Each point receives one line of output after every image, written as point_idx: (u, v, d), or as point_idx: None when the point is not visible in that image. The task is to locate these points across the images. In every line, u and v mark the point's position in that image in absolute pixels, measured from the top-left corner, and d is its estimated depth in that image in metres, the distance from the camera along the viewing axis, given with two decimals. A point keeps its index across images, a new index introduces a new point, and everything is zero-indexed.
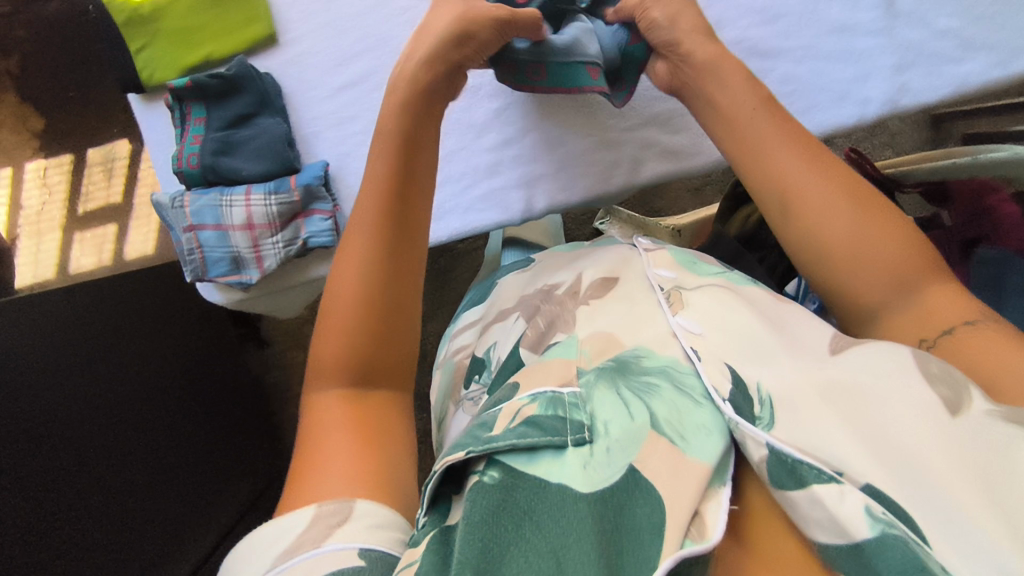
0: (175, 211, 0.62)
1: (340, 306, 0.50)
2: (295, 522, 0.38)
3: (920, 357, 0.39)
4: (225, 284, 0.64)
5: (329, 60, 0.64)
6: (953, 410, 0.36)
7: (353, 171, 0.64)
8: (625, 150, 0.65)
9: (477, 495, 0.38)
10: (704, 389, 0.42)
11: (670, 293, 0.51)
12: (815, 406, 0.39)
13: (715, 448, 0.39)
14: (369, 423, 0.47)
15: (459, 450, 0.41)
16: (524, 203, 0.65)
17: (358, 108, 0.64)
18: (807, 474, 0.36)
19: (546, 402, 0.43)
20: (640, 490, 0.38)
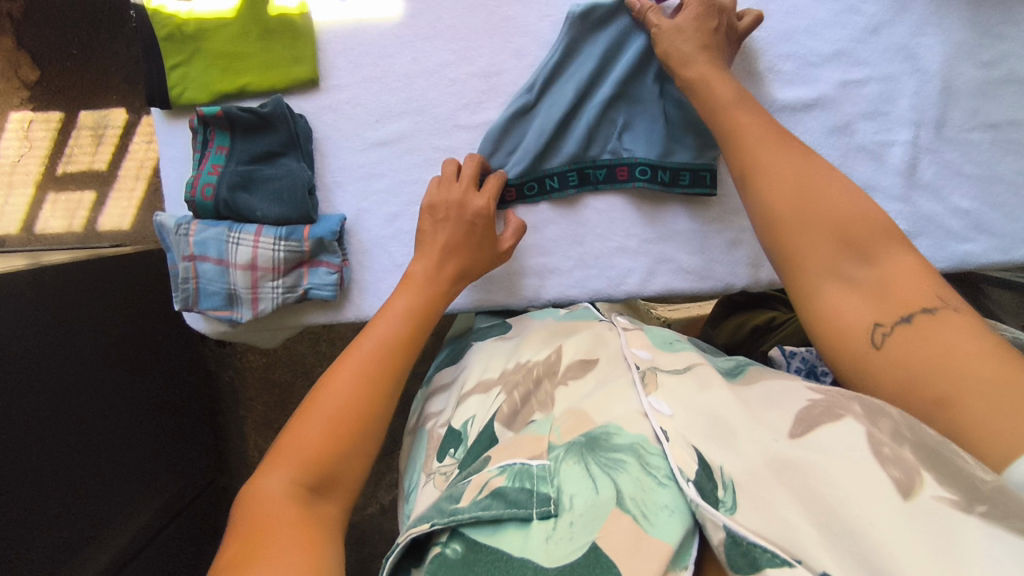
0: (178, 239, 0.60)
1: (327, 409, 0.49)
2: None
3: (876, 440, 0.37)
4: (213, 318, 0.62)
5: (368, 114, 0.63)
6: (905, 494, 0.35)
7: (369, 227, 0.64)
8: (640, 259, 0.65)
9: (437, 571, 0.39)
10: (669, 468, 0.40)
11: (645, 374, 0.49)
12: (774, 486, 0.38)
13: (676, 529, 0.37)
14: (311, 536, 0.42)
15: (423, 523, 0.42)
16: (533, 291, 0.66)
17: (388, 167, 0.64)
18: (761, 557, 0.35)
19: (513, 473, 0.44)
20: (600, 567, 0.36)
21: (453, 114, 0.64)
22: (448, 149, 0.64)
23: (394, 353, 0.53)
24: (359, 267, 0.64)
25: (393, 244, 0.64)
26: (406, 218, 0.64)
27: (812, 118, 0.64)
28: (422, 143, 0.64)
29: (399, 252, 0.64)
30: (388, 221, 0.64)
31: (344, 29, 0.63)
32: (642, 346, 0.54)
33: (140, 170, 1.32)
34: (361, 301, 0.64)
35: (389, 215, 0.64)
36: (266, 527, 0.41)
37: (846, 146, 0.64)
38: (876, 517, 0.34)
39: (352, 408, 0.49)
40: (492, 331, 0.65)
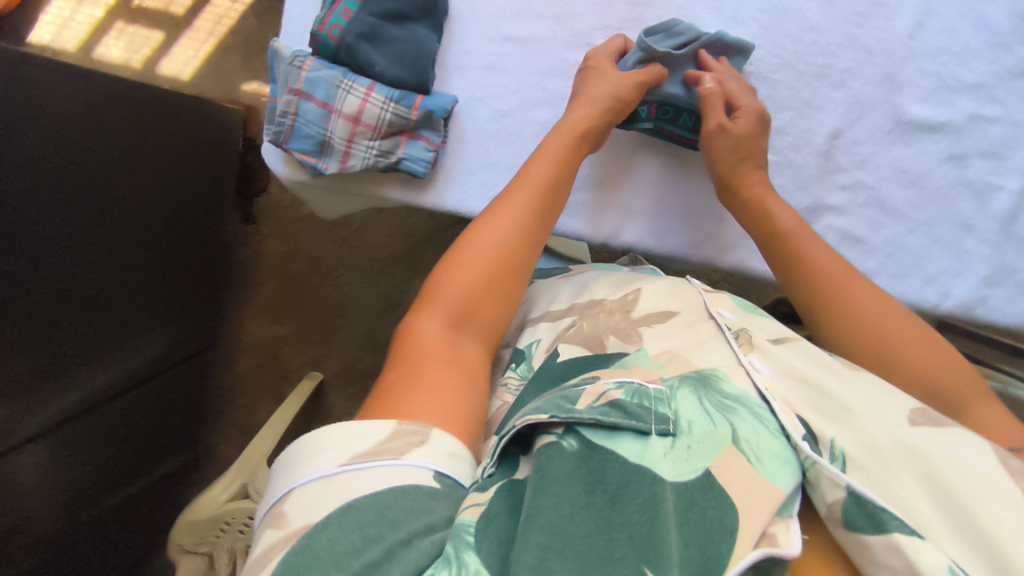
0: (290, 70, 0.59)
1: (480, 268, 0.51)
2: (380, 428, 0.38)
3: (1001, 452, 0.37)
4: (297, 161, 0.60)
5: (508, 8, 0.63)
6: None
7: (473, 117, 0.63)
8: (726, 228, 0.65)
9: (555, 459, 0.37)
10: (778, 423, 0.41)
11: (738, 333, 0.50)
12: (898, 463, 0.38)
13: (790, 478, 0.37)
14: (462, 373, 0.45)
15: (543, 412, 0.39)
16: (612, 229, 0.64)
17: (512, 64, 0.63)
18: (889, 521, 0.34)
19: (631, 390, 0.42)
20: (714, 491, 0.36)
21: (589, 33, 0.64)
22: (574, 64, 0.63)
23: (530, 193, 0.55)
24: (452, 153, 0.63)
25: (493, 141, 0.63)
26: (514, 118, 0.63)
27: (931, 141, 0.64)
28: (552, 51, 0.64)
29: (496, 151, 0.63)
30: (495, 117, 0.63)
31: None
32: (731, 309, 0.54)
33: (215, 26, 1.29)
34: (444, 189, 0.63)
35: (498, 111, 0.63)
36: (421, 359, 0.45)
37: (956, 178, 0.64)
38: (1007, 517, 0.34)
39: (490, 261, 0.52)
40: (561, 274, 0.69)
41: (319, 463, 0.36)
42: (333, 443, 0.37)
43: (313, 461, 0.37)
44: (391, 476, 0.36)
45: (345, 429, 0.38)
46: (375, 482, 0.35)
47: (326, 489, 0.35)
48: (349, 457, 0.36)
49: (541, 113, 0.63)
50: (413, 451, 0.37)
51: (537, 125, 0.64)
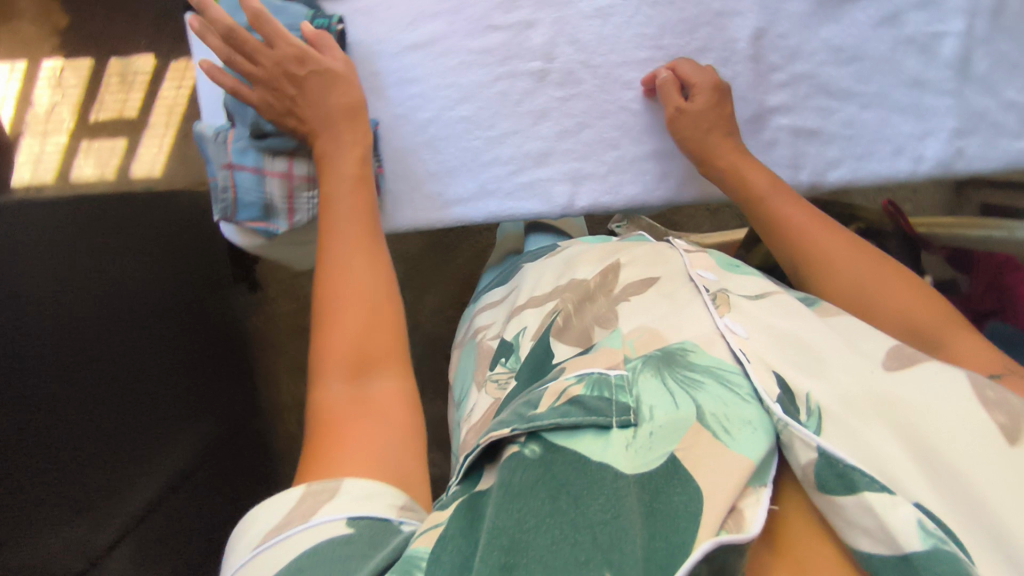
0: (216, 146, 0.61)
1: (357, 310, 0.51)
2: (285, 499, 0.39)
3: (977, 381, 0.38)
4: (250, 230, 0.62)
5: (402, 18, 0.63)
6: (1010, 438, 0.35)
7: (402, 134, 0.64)
8: (676, 163, 0.65)
9: (520, 469, 0.39)
10: (751, 387, 0.41)
11: (715, 295, 0.50)
12: (870, 414, 0.38)
13: (761, 444, 0.37)
14: (372, 417, 0.46)
15: (504, 427, 0.42)
16: (567, 198, 0.64)
17: (422, 71, 0.63)
18: (859, 480, 0.35)
19: (591, 382, 0.43)
20: (679, 479, 0.36)
21: (487, 15, 0.62)
22: (481, 52, 0.63)
23: (365, 226, 0.56)
24: (393, 175, 0.64)
25: (428, 151, 0.64)
26: (440, 124, 0.63)
27: (858, 10, 0.62)
28: (455, 46, 0.63)
29: (434, 159, 0.64)
30: (422, 128, 0.64)
31: None
32: (709, 270, 0.55)
33: (169, 116, 1.33)
34: (397, 211, 0.64)
35: (424, 121, 0.63)
36: (336, 425, 0.45)
37: (894, 39, 0.62)
38: (978, 456, 0.35)
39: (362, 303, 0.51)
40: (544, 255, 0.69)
41: (241, 552, 0.38)
42: (250, 529, 0.39)
43: (236, 555, 0.39)
44: (310, 532, 0.37)
45: (258, 512, 0.39)
46: (288, 552, 0.37)
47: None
48: (268, 534, 0.38)
49: (464, 109, 0.63)
50: (326, 502, 0.39)
51: (465, 121, 0.63)
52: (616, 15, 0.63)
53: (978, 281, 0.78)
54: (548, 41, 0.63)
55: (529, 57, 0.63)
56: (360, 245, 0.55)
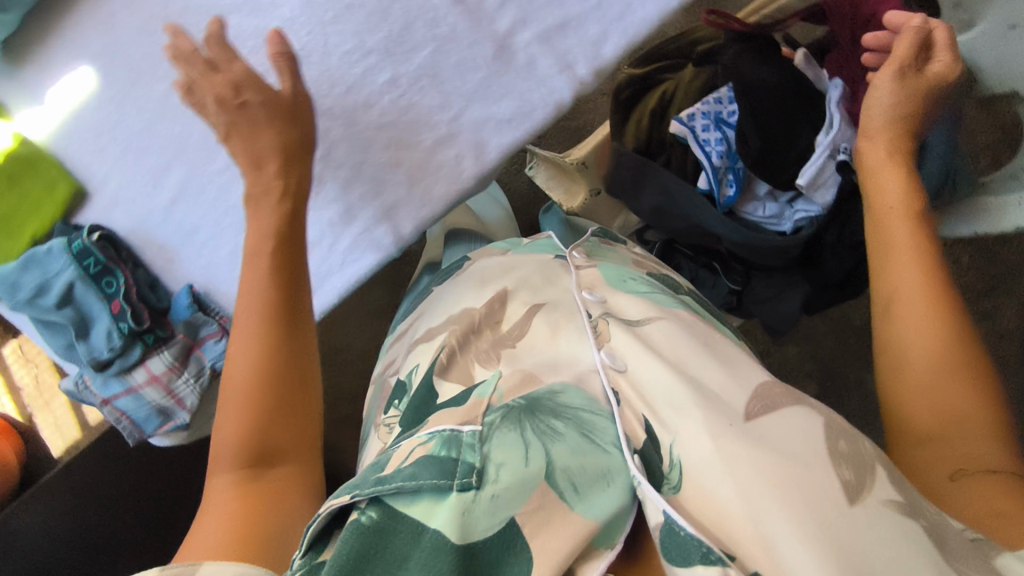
0: (86, 393, 0.62)
1: (237, 393, 0.52)
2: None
3: (830, 434, 0.44)
4: (166, 434, 0.64)
5: (143, 186, 0.61)
6: (852, 497, 0.40)
7: (221, 280, 0.62)
8: (462, 140, 0.60)
9: (351, 537, 0.39)
10: (617, 435, 0.45)
11: (597, 323, 0.55)
12: (720, 470, 0.42)
13: (611, 502, 0.42)
14: (264, 503, 0.48)
15: (345, 493, 0.41)
16: (392, 235, 0.62)
17: (198, 218, 0.61)
18: (693, 552, 0.39)
19: (442, 441, 0.44)
20: (515, 547, 0.40)
21: (209, 131, 0.60)
22: (229, 167, 0.60)
23: (252, 321, 0.53)
24: None
25: None
26: None
27: None
28: (205, 178, 0.61)
29: None
30: (231, 262, 0.61)
31: (68, 129, 0.61)
32: (595, 288, 0.60)
33: None
34: None
35: (230, 254, 0.61)
36: (231, 510, 0.47)
37: None
38: (825, 511, 0.39)
39: (243, 383, 0.52)
40: (451, 274, 0.72)
41: None
42: None
43: None
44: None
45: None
46: None
47: None
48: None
49: None
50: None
51: None
52: (317, 48, 0.60)
53: (843, 25, 0.73)
54: None
55: None
56: (286, 381, 0.53)
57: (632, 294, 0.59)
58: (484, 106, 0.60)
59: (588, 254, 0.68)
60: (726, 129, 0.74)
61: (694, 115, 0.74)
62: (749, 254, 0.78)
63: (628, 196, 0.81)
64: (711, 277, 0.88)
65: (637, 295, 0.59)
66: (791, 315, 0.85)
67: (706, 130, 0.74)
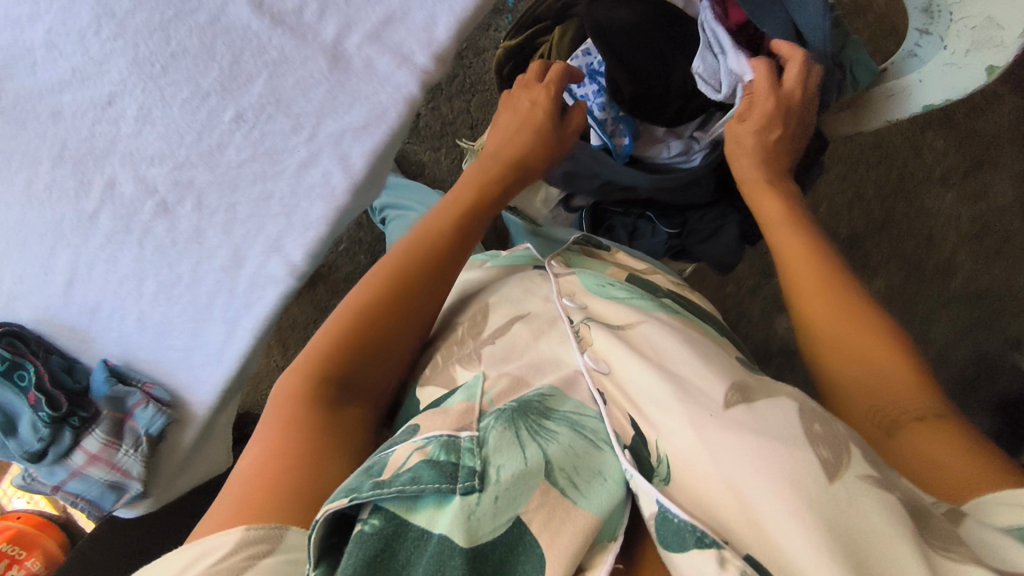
0: (36, 483, 0.65)
1: (349, 320, 0.56)
2: (222, 542, 0.41)
3: (806, 418, 0.41)
4: (125, 505, 0.66)
5: (37, 275, 0.63)
6: (831, 473, 0.37)
7: (137, 345, 0.64)
8: (326, 156, 0.60)
9: (357, 546, 0.37)
10: (607, 432, 0.44)
11: (579, 327, 0.53)
12: (705, 462, 0.40)
13: (608, 496, 0.41)
14: (332, 440, 0.49)
15: (343, 496, 0.38)
16: (286, 266, 0.61)
17: (96, 294, 0.63)
18: (688, 536, 0.37)
19: (440, 445, 0.42)
20: (523, 545, 0.38)
21: (79, 209, 0.62)
22: (109, 239, 0.62)
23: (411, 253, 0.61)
24: (165, 377, 0.64)
25: (165, 337, 0.63)
26: (149, 313, 0.63)
27: None
28: (91, 254, 0.62)
29: (177, 337, 0.63)
30: (140, 328, 0.63)
31: None
32: (574, 295, 0.57)
33: None
34: (195, 393, 0.64)
35: (137, 321, 0.63)
36: (288, 444, 0.48)
37: None
38: (810, 493, 0.36)
39: (347, 313, 0.57)
40: None
41: None
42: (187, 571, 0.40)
43: None
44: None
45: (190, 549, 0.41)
46: None
47: None
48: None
49: (152, 283, 0.62)
50: (254, 565, 0.40)
51: (162, 292, 0.63)
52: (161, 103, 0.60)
53: None
54: (136, 179, 0.61)
55: (140, 206, 0.62)
56: (415, 289, 0.59)
57: (615, 300, 0.56)
58: (338, 118, 0.59)
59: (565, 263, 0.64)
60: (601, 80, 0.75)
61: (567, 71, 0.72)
62: (673, 196, 0.77)
63: None
64: (649, 226, 0.85)
65: (618, 300, 0.56)
66: (733, 246, 0.81)
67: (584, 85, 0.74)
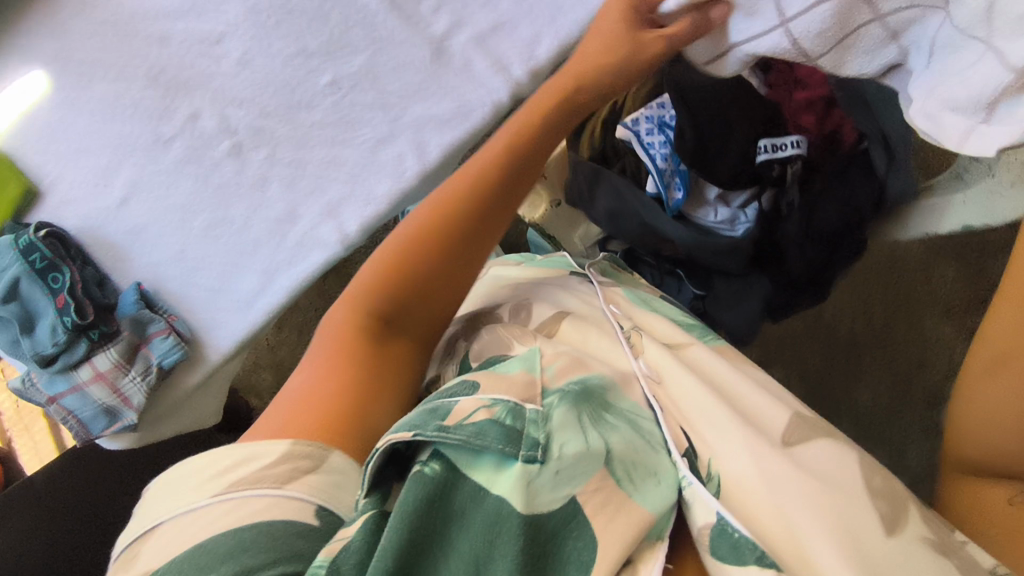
0: (31, 391, 0.63)
1: (410, 257, 0.54)
2: (271, 450, 0.43)
3: (866, 473, 0.44)
4: (113, 434, 0.65)
5: (91, 186, 0.62)
6: (888, 529, 0.41)
7: (169, 276, 0.64)
8: (404, 139, 0.62)
9: (415, 487, 0.39)
10: (663, 438, 0.45)
11: (630, 334, 0.55)
12: (761, 488, 0.42)
13: (663, 498, 0.41)
14: (372, 370, 0.50)
15: (406, 430, 0.40)
16: (337, 232, 0.63)
17: (144, 218, 0.63)
18: (747, 552, 0.38)
19: (508, 409, 0.42)
20: (578, 523, 0.38)
21: (155, 133, 0.62)
22: (175, 167, 0.63)
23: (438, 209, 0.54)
24: (188, 312, 0.64)
25: (199, 273, 0.64)
26: (193, 247, 0.64)
27: None
28: (151, 177, 0.63)
29: (211, 276, 0.64)
30: (178, 259, 0.64)
31: (18, 132, 0.62)
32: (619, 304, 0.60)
33: None
34: (213, 335, 0.64)
35: (177, 253, 0.64)
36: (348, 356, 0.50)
37: None
38: (868, 539, 0.40)
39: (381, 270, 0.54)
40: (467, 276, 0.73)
41: (166, 506, 0.41)
42: (190, 483, 0.41)
43: (171, 499, 0.41)
44: (230, 513, 0.39)
45: (232, 454, 0.43)
46: (245, 510, 0.40)
47: (157, 534, 0.39)
48: (223, 487, 0.41)
49: (201, 220, 0.63)
50: (297, 479, 0.42)
51: (209, 229, 0.63)
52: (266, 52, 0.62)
53: None
54: (219, 119, 0.63)
55: (216, 143, 0.63)
56: (443, 267, 0.54)
57: (662, 317, 0.59)
58: (425, 107, 0.61)
59: (604, 274, 0.67)
60: (669, 132, 0.73)
61: (638, 118, 0.73)
62: (708, 257, 0.76)
63: (584, 202, 0.81)
64: (676, 281, 0.86)
65: (664, 317, 0.59)
66: (754, 316, 0.82)
67: (649, 135, 0.72)
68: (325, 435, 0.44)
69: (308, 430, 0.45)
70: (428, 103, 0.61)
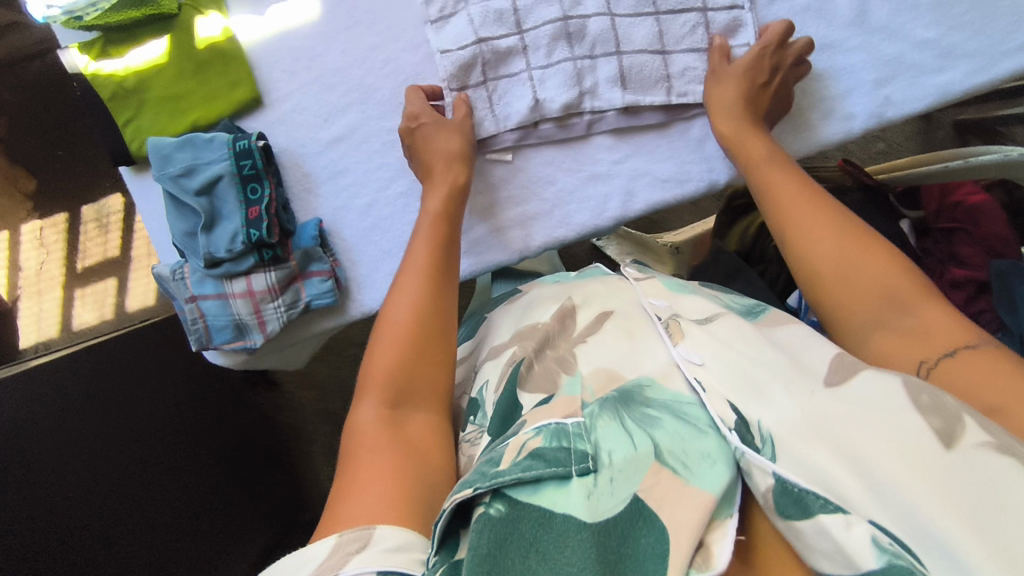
0: (176, 283, 0.62)
1: (402, 315, 0.52)
2: (321, 549, 0.37)
3: (914, 389, 0.38)
4: (229, 351, 0.63)
5: (315, 117, 0.64)
6: (946, 442, 0.35)
7: (347, 224, 0.64)
8: (617, 182, 0.64)
9: (482, 528, 0.36)
10: (709, 417, 0.41)
11: (668, 323, 0.50)
12: (815, 440, 0.37)
13: (721, 476, 0.37)
14: (411, 463, 0.43)
15: (464, 488, 0.37)
16: (521, 242, 0.64)
17: (350, 162, 0.64)
18: (812, 503, 0.34)
19: (550, 433, 0.41)
20: (646, 520, 0.36)
21: (396, 91, 0.64)
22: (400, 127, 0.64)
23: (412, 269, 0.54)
24: (349, 264, 0.64)
25: (377, 234, 0.64)
26: (382, 205, 0.64)
27: None
28: (374, 130, 0.64)
29: (386, 240, 0.64)
30: (364, 213, 0.64)
31: (271, 42, 0.63)
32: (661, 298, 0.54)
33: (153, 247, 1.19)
34: (362, 295, 0.65)
35: (364, 207, 0.64)
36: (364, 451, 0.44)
37: (790, 11, 0.64)
38: (925, 464, 0.34)
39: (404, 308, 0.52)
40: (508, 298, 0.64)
41: None
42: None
43: None
44: None
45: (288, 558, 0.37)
46: None
47: None
48: None
49: (400, 186, 0.64)
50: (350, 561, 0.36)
51: (404, 197, 0.64)
52: (534, 51, 0.62)
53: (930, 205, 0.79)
54: None
55: None
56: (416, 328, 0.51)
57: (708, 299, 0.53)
58: (648, 161, 0.64)
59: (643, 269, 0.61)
60: None
61: None
62: None
63: None
64: None
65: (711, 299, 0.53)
66: None
67: None
68: (389, 512, 0.39)
69: (393, 500, 0.40)
70: (651, 160, 0.64)
